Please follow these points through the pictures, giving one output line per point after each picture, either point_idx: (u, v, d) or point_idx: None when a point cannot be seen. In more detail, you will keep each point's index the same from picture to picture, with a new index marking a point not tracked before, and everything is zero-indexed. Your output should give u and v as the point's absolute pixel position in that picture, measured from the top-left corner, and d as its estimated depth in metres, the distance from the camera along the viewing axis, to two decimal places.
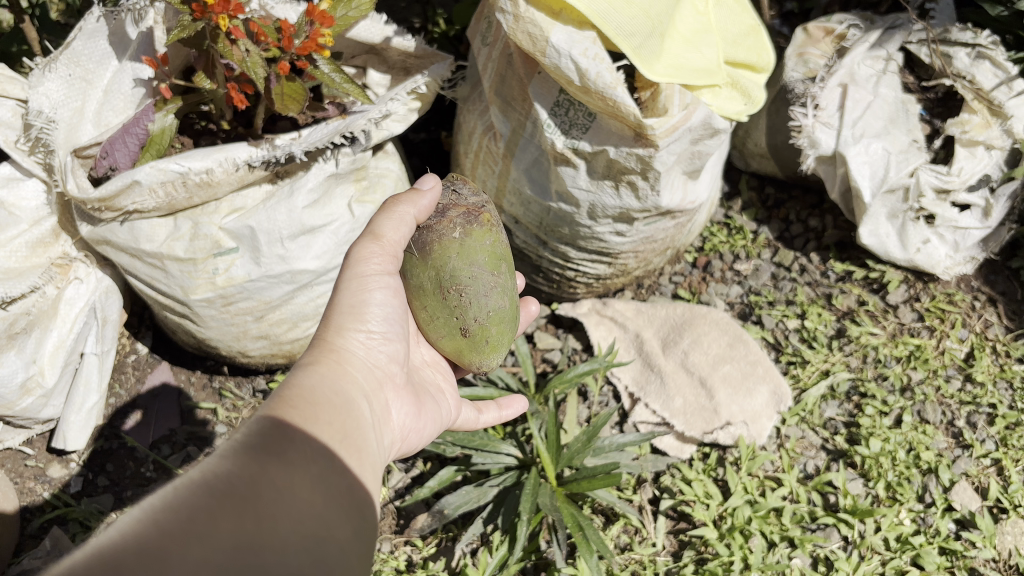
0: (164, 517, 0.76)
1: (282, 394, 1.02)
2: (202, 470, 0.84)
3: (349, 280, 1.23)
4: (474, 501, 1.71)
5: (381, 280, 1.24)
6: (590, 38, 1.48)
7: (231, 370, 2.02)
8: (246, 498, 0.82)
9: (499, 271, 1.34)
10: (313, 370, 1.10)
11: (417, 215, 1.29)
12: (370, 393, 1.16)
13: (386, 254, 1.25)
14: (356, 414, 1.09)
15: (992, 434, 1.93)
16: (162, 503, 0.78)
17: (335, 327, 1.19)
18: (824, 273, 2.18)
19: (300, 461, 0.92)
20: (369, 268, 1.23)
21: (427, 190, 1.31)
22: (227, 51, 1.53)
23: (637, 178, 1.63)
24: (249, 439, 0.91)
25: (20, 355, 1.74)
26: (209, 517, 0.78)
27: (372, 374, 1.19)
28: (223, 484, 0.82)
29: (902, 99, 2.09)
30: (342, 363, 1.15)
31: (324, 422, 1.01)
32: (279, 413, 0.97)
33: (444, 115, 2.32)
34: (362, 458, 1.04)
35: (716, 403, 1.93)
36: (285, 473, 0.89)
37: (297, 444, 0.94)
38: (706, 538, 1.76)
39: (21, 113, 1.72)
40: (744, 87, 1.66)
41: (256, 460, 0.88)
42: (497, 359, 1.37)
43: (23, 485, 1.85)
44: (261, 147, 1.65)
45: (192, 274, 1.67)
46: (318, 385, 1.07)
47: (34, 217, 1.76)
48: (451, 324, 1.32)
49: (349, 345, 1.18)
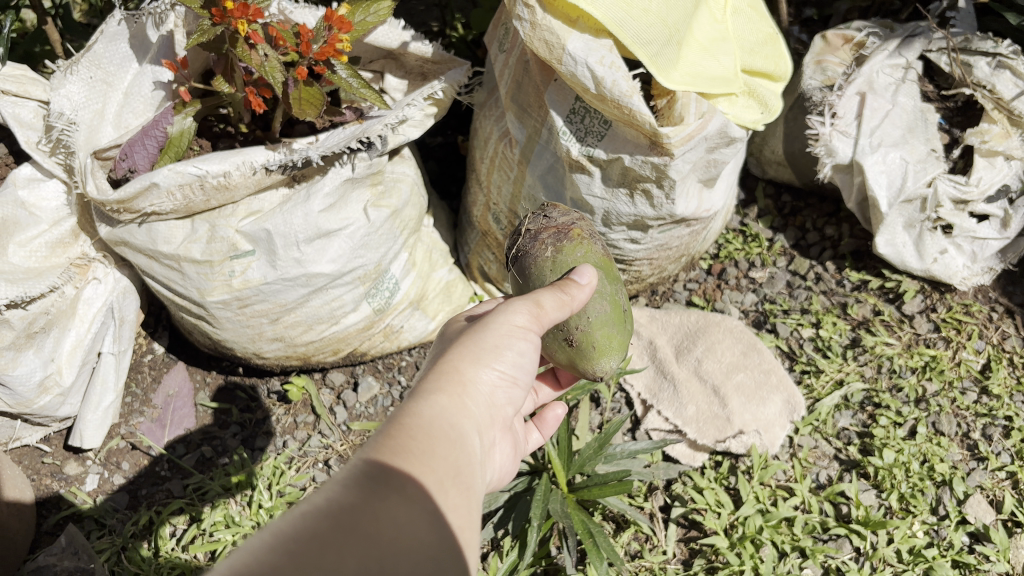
0: (294, 550, 0.77)
1: (403, 421, 0.97)
2: (327, 500, 0.83)
3: (494, 324, 1.15)
4: (485, 507, 1.71)
5: (526, 334, 1.17)
6: (607, 46, 1.48)
7: (246, 370, 2.03)
8: (367, 538, 0.82)
9: (599, 293, 1.34)
10: (436, 398, 1.04)
11: (574, 305, 1.24)
12: (484, 429, 1.08)
13: (535, 314, 1.18)
14: (468, 450, 1.02)
15: (1007, 447, 1.91)
16: (289, 530, 0.79)
17: (470, 359, 1.11)
18: (840, 282, 2.17)
19: (417, 503, 0.88)
20: (517, 320, 1.17)
21: (583, 285, 1.26)
22: (246, 56, 1.55)
23: (652, 186, 1.62)
24: (369, 471, 0.87)
25: (39, 354, 1.76)
26: (330, 550, 0.78)
27: (490, 413, 1.11)
28: (345, 517, 0.82)
29: (920, 108, 2.06)
30: (466, 397, 1.08)
31: (439, 457, 0.96)
32: (399, 445, 0.93)
33: (461, 119, 2.34)
34: (467, 498, 0.99)
35: (729, 411, 1.93)
36: (402, 511, 0.86)
37: (414, 482, 0.90)
38: (718, 547, 1.75)
39: (42, 114, 1.76)
40: (761, 95, 1.66)
41: (377, 496, 0.86)
42: (611, 365, 1.35)
43: (40, 481, 1.88)
44: (278, 150, 1.66)
45: (209, 276, 1.68)
46: (439, 417, 1.01)
47: (54, 217, 1.78)
48: (576, 356, 1.34)
49: (477, 380, 1.11)
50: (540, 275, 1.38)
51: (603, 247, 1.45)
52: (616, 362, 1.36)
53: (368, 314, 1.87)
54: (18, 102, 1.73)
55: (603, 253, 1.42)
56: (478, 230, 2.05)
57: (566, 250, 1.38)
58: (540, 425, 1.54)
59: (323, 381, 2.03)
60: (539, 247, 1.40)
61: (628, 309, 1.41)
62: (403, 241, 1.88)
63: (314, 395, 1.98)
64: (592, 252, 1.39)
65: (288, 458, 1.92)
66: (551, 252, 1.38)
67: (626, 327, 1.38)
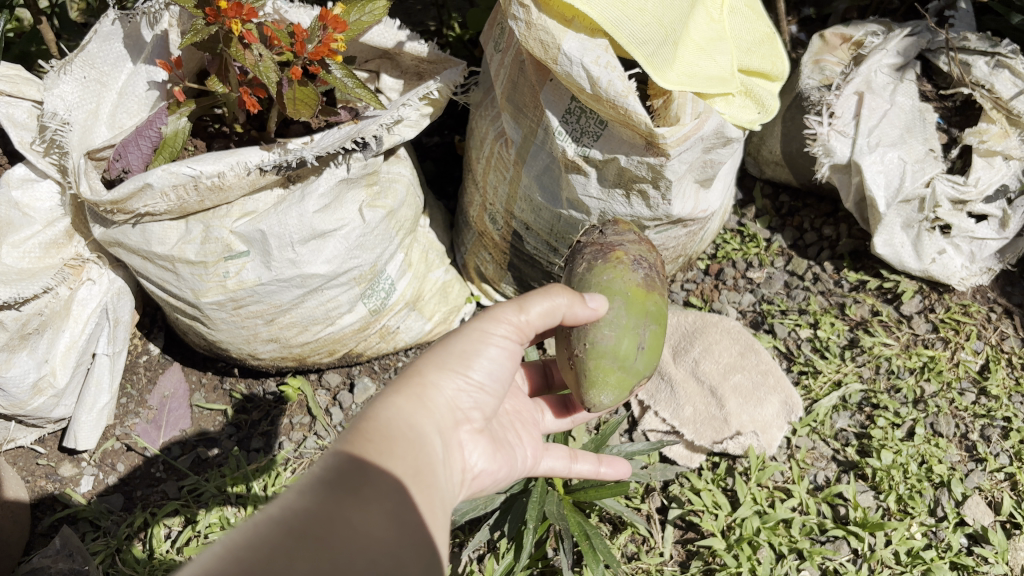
0: (245, 557, 0.77)
1: (360, 426, 1.01)
2: (282, 508, 0.85)
3: (467, 332, 1.23)
4: (481, 508, 1.67)
5: (502, 342, 1.24)
6: (602, 46, 1.46)
7: (242, 372, 2.03)
8: (327, 540, 0.82)
9: (612, 302, 1.34)
10: (393, 402, 1.09)
11: (567, 317, 1.28)
12: (444, 430, 1.13)
13: (519, 326, 1.25)
14: (427, 450, 1.06)
15: (1006, 448, 1.90)
16: (244, 539, 0.80)
17: (434, 364, 1.17)
18: (838, 282, 2.17)
19: (376, 504, 0.90)
20: (496, 329, 1.23)
21: (589, 309, 1.28)
22: (239, 55, 1.54)
23: (648, 186, 1.61)
24: (327, 476, 0.90)
25: (33, 355, 1.75)
26: (285, 557, 0.79)
27: (451, 415, 1.16)
28: (302, 521, 0.83)
29: (919, 107, 2.04)
30: (426, 398, 1.12)
31: (398, 456, 1.00)
32: (355, 448, 0.96)
33: (457, 120, 2.34)
34: (431, 497, 1.01)
35: (726, 413, 1.91)
36: (362, 508, 0.88)
37: (372, 480, 0.92)
38: (715, 549, 1.75)
39: (36, 114, 1.75)
40: (757, 95, 1.64)
41: (335, 498, 0.87)
42: (603, 399, 1.34)
43: (34, 483, 1.88)
44: (273, 151, 1.64)
45: (203, 277, 1.67)
46: (395, 420, 1.05)
47: (48, 218, 1.77)
48: (576, 376, 1.36)
49: (439, 384, 1.16)
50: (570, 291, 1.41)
51: (647, 273, 1.40)
52: (611, 398, 1.34)
53: (363, 315, 1.87)
54: (12, 101, 1.73)
55: (638, 282, 1.37)
56: (474, 230, 2.04)
57: (597, 269, 1.39)
58: (605, 457, 1.50)
59: (319, 382, 2.02)
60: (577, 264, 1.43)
61: (647, 344, 1.35)
62: (399, 242, 1.87)
63: (310, 396, 1.98)
64: (621, 278, 1.37)
65: (284, 460, 1.91)
66: (583, 268, 1.41)
67: (632, 366, 1.34)
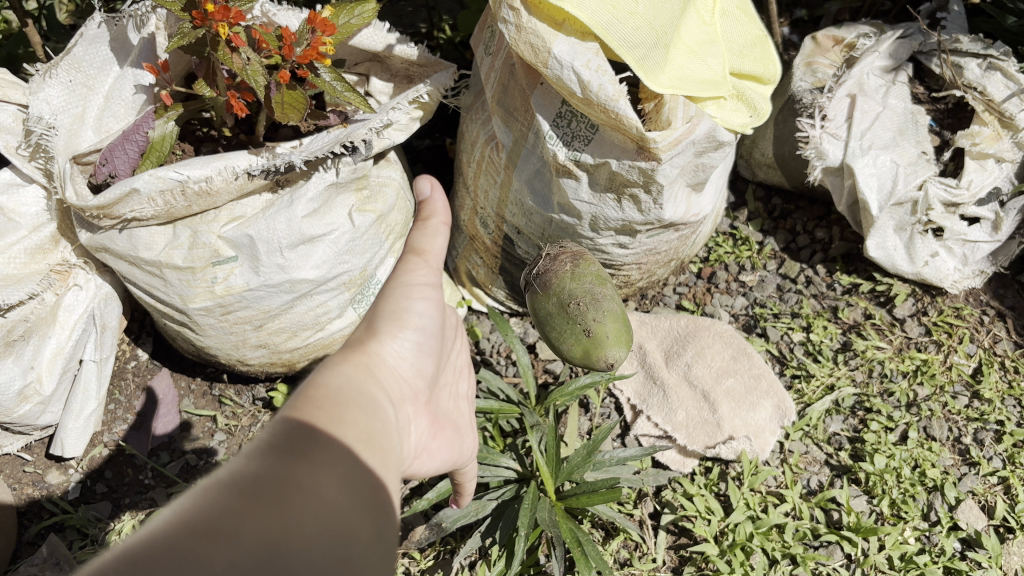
0: (193, 520, 0.70)
1: (305, 392, 0.93)
2: (226, 472, 0.77)
3: (391, 291, 1.18)
4: (473, 514, 1.67)
5: (425, 293, 1.20)
6: (593, 49, 1.46)
7: (231, 377, 2.01)
8: (279, 502, 0.75)
9: (604, 286, 1.60)
10: (339, 369, 1.01)
11: (441, 218, 1.28)
12: (396, 400, 1.07)
13: (433, 269, 1.23)
14: (381, 416, 0.99)
15: (999, 452, 1.89)
16: (187, 505, 0.72)
17: (372, 333, 1.12)
18: (830, 286, 2.16)
19: (329, 465, 0.82)
20: (414, 279, 1.20)
21: (427, 194, 1.27)
22: (227, 59, 1.52)
23: (639, 191, 1.60)
24: (275, 440, 0.82)
25: (18, 363, 1.73)
26: (233, 520, 0.71)
27: (399, 385, 1.10)
28: (249, 484, 0.75)
29: (911, 111, 2.04)
30: (372, 366, 1.06)
31: (349, 422, 0.91)
32: (303, 412, 0.87)
33: (448, 123, 2.33)
34: (387, 463, 0.93)
35: (718, 417, 1.91)
36: (316, 471, 0.80)
37: (324, 442, 0.84)
38: (707, 555, 1.73)
39: (22, 118, 1.73)
40: (750, 98, 1.64)
41: (286, 462, 0.79)
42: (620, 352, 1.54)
43: (21, 491, 1.86)
44: (260, 154, 1.61)
45: (191, 283, 1.65)
46: (345, 386, 0.98)
47: (34, 223, 1.74)
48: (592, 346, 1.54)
49: (381, 351, 1.10)
50: (562, 285, 1.58)
51: None
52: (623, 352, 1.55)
53: (354, 320, 1.85)
54: None
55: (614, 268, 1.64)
56: (466, 234, 2.03)
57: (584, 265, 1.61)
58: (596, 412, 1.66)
59: None
60: (557, 263, 1.61)
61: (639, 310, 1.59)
62: (389, 246, 1.86)
63: None
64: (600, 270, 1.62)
65: None
66: (568, 266, 1.60)
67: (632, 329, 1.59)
